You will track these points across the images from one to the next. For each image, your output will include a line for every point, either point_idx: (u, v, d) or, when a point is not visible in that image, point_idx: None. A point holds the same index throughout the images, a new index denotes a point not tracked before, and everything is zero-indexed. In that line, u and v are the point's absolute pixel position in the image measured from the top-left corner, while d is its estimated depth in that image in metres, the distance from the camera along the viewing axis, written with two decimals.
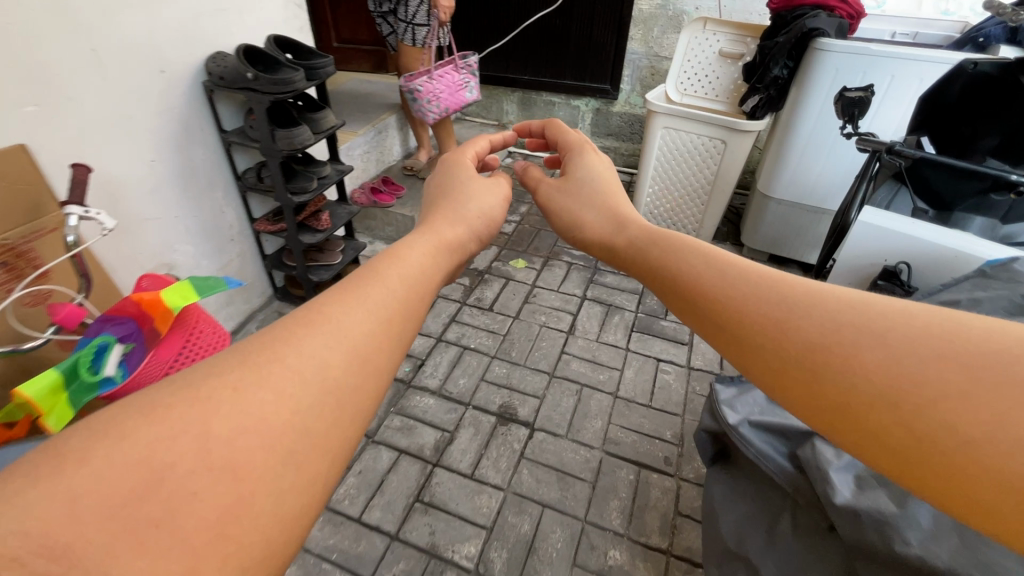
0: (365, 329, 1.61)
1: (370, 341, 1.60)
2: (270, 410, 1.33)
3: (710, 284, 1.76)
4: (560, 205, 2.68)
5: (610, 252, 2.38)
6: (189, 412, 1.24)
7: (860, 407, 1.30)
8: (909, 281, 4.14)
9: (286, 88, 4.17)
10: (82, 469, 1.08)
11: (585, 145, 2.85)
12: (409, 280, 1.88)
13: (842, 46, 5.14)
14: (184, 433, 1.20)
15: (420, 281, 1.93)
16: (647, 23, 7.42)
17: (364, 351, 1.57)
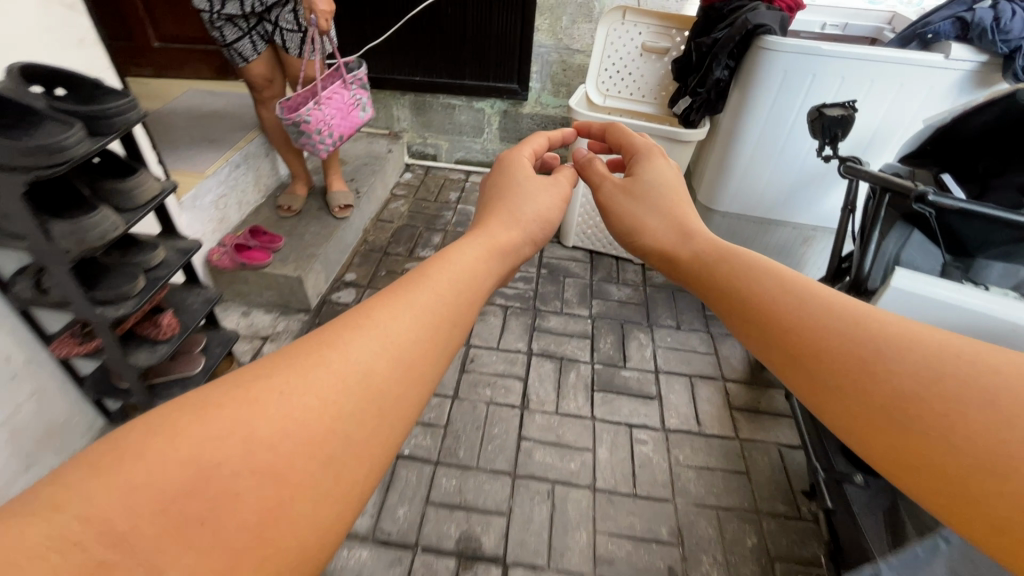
0: (410, 331, 1.78)
1: (421, 340, 1.79)
2: (329, 395, 1.51)
3: (796, 321, 1.85)
4: (622, 209, 2.77)
5: (670, 261, 2.50)
6: (235, 412, 1.36)
7: (925, 448, 1.44)
8: None
9: (57, 159, 2.86)
10: (196, 426, 1.30)
11: (652, 150, 2.99)
12: (459, 280, 2.09)
13: (791, 46, 4.68)
14: (230, 433, 1.31)
15: (466, 282, 2.11)
16: (554, 10, 7.23)
17: (407, 359, 1.72)
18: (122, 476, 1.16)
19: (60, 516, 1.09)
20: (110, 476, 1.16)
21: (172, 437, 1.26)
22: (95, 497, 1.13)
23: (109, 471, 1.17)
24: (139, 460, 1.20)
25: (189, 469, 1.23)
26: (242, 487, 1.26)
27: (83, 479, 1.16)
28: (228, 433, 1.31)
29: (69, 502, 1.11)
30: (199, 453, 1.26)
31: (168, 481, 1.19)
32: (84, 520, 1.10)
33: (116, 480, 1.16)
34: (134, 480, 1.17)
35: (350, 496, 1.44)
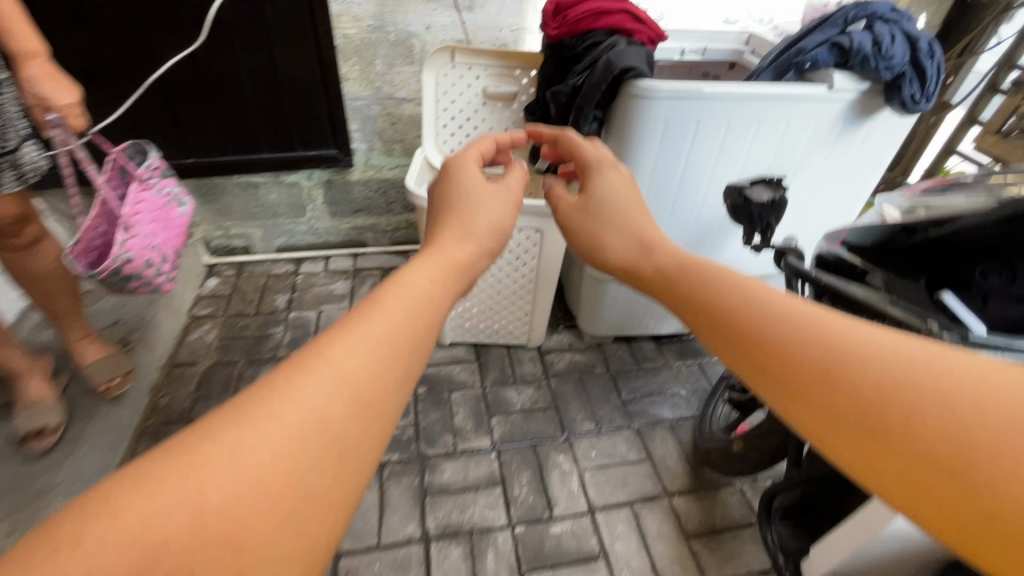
0: (430, 293, 1.53)
1: (432, 298, 1.52)
2: (367, 364, 1.26)
3: (759, 309, 1.29)
4: (576, 228, 2.02)
5: (636, 283, 1.75)
6: (179, 482, 0.95)
7: (861, 404, 1.03)
8: None
9: None
10: (210, 450, 1.01)
11: (607, 161, 2.13)
12: (450, 271, 1.66)
13: (668, 89, 2.91)
14: (177, 507, 0.92)
15: (456, 274, 1.69)
16: (358, 54, 4.18)
17: (417, 320, 1.43)
18: (179, 481, 0.96)
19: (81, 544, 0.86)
20: (145, 502, 0.92)
21: (190, 456, 1.00)
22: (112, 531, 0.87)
23: (136, 502, 0.91)
24: (171, 479, 0.96)
25: (228, 471, 0.99)
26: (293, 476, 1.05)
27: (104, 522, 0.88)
28: (239, 446, 1.03)
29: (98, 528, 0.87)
30: (231, 461, 1.01)
31: (203, 493, 0.96)
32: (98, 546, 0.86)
33: (152, 504, 0.92)
34: (175, 491, 0.94)
35: (330, 521, 1.09)
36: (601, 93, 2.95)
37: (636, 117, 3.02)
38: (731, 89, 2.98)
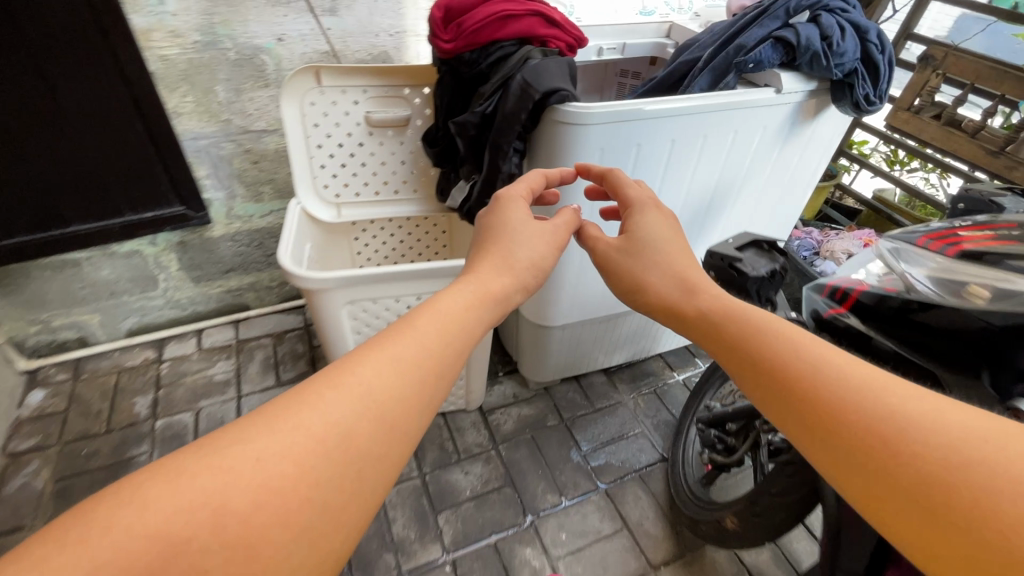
0: (467, 302, 1.32)
1: (473, 314, 1.32)
2: (396, 387, 1.09)
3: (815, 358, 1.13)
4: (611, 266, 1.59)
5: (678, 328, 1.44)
6: (187, 481, 0.84)
7: (916, 482, 0.89)
8: None
9: None
10: (231, 467, 0.87)
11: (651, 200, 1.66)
12: (497, 277, 1.43)
13: (602, 110, 1.92)
14: (190, 507, 0.82)
15: (502, 302, 1.40)
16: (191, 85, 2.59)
17: (450, 339, 1.24)
18: (199, 498, 0.83)
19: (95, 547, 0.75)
20: (157, 517, 0.79)
21: (207, 466, 0.87)
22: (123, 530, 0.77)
23: (152, 513, 0.80)
24: (188, 496, 0.83)
25: (250, 495, 0.86)
26: (311, 524, 0.90)
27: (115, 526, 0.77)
28: (253, 475, 0.87)
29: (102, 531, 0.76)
30: (259, 480, 0.87)
31: (214, 522, 0.82)
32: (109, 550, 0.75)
33: (163, 521, 0.80)
34: (189, 510, 0.82)
35: (347, 519, 0.96)
36: (523, 113, 1.94)
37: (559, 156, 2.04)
38: (679, 103, 2.02)
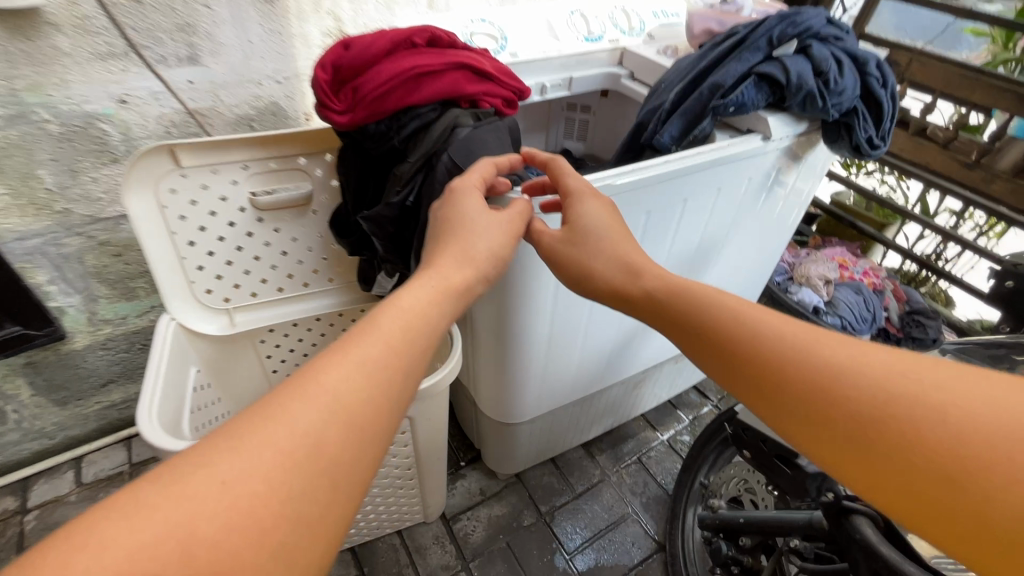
0: (681, 232, 0.73)
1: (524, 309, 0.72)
2: (368, 383, 0.39)
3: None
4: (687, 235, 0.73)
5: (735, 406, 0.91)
6: (267, 449, 0.33)
7: None
8: (694, 454, 0.99)
9: None
10: (283, 432, 0.34)
11: None
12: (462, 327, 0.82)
13: None
14: (284, 464, 0.33)
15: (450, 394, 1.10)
16: None
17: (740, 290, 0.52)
18: (280, 486, 0.32)
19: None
20: (198, 534, 0.29)
21: (268, 425, 0.34)
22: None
23: (170, 523, 0.29)
24: (257, 481, 0.32)
25: (312, 501, 0.33)
26: (313, 534, 0.33)
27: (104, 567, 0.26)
28: (319, 438, 0.35)
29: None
30: (285, 488, 0.32)
31: (267, 546, 0.31)
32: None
33: (209, 543, 0.29)
34: (254, 521, 0.31)
35: None
36: None
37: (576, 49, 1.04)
38: None
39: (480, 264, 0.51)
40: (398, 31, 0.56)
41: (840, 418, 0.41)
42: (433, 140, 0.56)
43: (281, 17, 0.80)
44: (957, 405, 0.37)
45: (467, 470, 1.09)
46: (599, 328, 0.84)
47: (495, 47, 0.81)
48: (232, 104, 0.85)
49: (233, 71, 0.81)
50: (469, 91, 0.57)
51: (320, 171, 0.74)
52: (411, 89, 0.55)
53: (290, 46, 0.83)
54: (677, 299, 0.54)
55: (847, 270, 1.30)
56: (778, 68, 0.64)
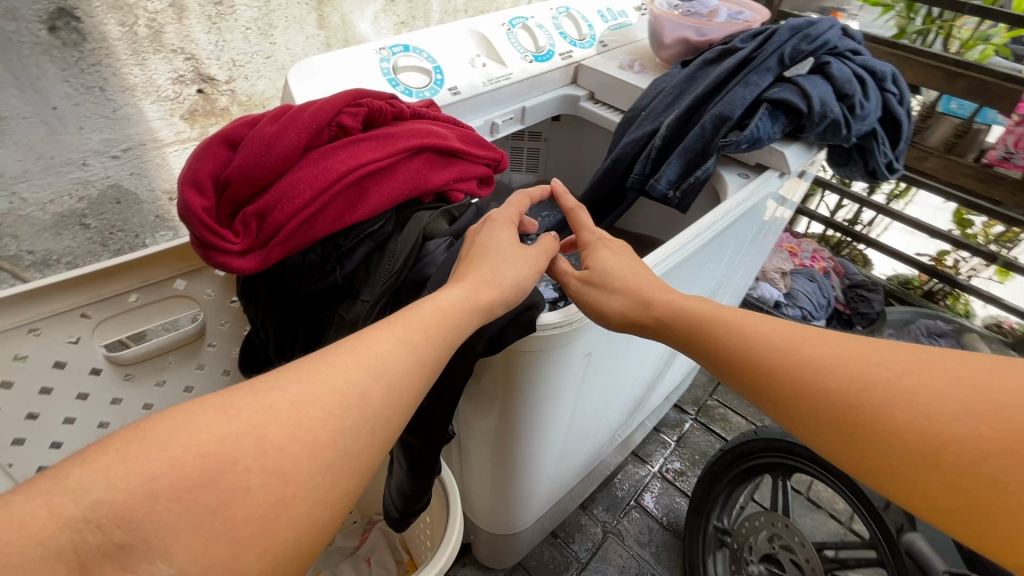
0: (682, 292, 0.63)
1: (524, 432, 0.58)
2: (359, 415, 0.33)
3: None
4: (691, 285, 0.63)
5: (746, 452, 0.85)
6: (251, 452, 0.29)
7: None
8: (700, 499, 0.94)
9: None
10: (353, 369, 0.34)
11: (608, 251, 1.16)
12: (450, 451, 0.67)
13: None
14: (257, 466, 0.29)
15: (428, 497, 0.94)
16: None
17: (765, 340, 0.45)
18: (343, 418, 0.32)
19: (86, 508, 0.25)
20: (270, 437, 0.30)
21: (344, 356, 0.34)
22: (141, 485, 0.26)
23: (250, 425, 0.29)
24: (322, 408, 0.32)
25: (368, 438, 0.33)
26: (317, 524, 0.31)
27: (197, 445, 0.28)
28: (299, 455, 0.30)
29: (158, 458, 0.27)
30: (346, 421, 0.32)
31: (313, 469, 0.30)
32: (127, 507, 0.26)
33: (275, 451, 0.29)
34: (310, 447, 0.30)
35: None
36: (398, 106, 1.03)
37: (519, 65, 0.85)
38: None
39: (505, 290, 0.42)
40: (317, 112, 0.42)
41: (814, 413, 0.39)
42: (397, 264, 0.44)
43: (96, 65, 0.64)
44: (925, 394, 0.35)
45: (457, 570, 0.96)
46: (604, 408, 0.73)
47: (429, 85, 0.61)
48: (44, 199, 0.68)
49: (32, 153, 0.65)
50: (428, 182, 0.46)
51: (210, 291, 0.58)
52: (350, 201, 0.43)
53: (117, 98, 0.68)
54: (663, 313, 0.47)
55: (797, 257, 1.39)
56: (795, 95, 0.55)
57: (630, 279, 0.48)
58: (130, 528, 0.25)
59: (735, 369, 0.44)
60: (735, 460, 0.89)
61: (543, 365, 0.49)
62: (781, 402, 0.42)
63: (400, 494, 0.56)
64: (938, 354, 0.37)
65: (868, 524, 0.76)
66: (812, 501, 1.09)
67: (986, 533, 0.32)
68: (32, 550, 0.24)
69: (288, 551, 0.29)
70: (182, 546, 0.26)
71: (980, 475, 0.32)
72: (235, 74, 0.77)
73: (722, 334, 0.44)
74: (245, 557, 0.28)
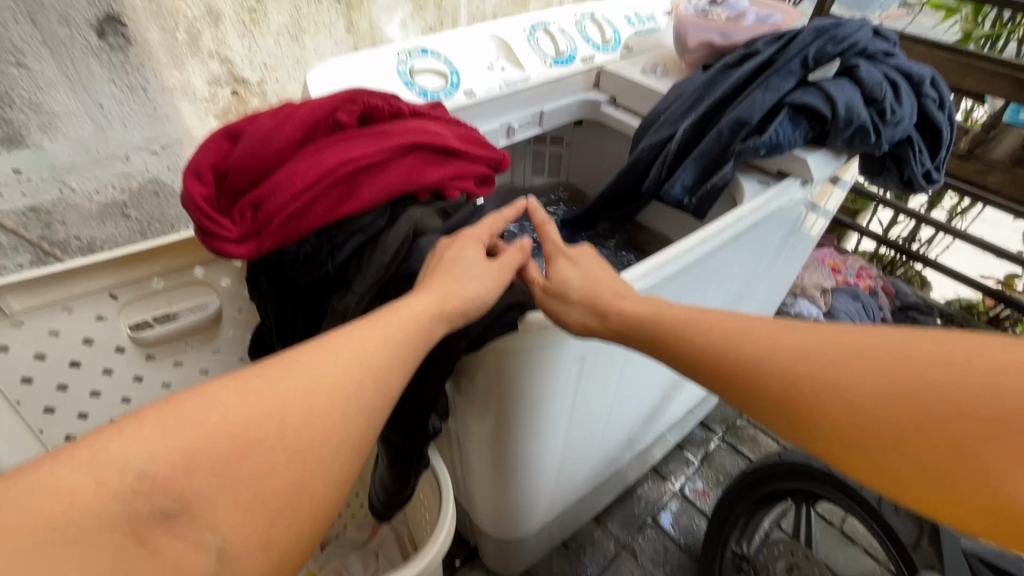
0: (686, 297, 0.63)
1: (524, 439, 0.59)
2: (348, 396, 0.34)
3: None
4: (694, 295, 0.64)
5: (769, 473, 0.83)
6: (244, 417, 0.31)
7: None
8: (718, 519, 0.91)
9: None
10: (347, 358, 0.35)
11: None
12: (456, 445, 0.69)
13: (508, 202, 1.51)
14: (249, 434, 0.30)
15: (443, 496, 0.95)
16: None
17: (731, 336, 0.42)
18: (346, 408, 0.34)
19: (133, 479, 0.27)
20: (288, 421, 0.32)
21: (341, 347, 0.36)
22: (180, 456, 0.28)
23: (268, 408, 0.32)
24: (326, 395, 0.33)
25: (366, 425, 0.35)
26: (319, 511, 0.32)
27: (225, 425, 0.30)
28: (292, 434, 0.32)
29: (191, 436, 0.29)
30: (349, 409, 0.34)
31: (326, 450, 0.33)
32: (171, 476, 0.28)
33: (292, 434, 0.32)
34: (319, 436, 0.32)
35: None
36: None
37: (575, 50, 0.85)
38: None
39: (468, 304, 0.43)
40: (313, 109, 0.49)
41: (753, 397, 0.41)
42: (386, 258, 0.48)
43: (139, 67, 0.71)
44: (846, 376, 0.37)
45: (464, 573, 0.96)
46: (609, 418, 0.73)
47: (445, 88, 0.71)
48: (91, 190, 0.75)
49: (83, 149, 0.72)
50: (421, 177, 0.51)
51: (225, 279, 0.65)
52: (343, 192, 0.49)
53: (157, 98, 0.75)
54: (620, 313, 0.46)
55: (840, 274, 1.32)
56: (820, 98, 0.59)
57: (587, 287, 0.47)
58: (177, 496, 0.28)
59: (682, 372, 0.44)
60: (759, 483, 0.85)
61: (529, 368, 0.51)
62: (724, 397, 0.43)
63: (384, 487, 0.61)
64: (849, 338, 0.39)
65: (893, 560, 0.72)
66: (846, 535, 1.03)
67: (916, 499, 0.36)
68: (89, 518, 0.26)
69: (312, 522, 0.32)
70: (223, 514, 0.29)
71: (892, 454, 0.35)
72: (267, 76, 0.83)
73: (665, 337, 0.44)
74: (274, 529, 0.30)
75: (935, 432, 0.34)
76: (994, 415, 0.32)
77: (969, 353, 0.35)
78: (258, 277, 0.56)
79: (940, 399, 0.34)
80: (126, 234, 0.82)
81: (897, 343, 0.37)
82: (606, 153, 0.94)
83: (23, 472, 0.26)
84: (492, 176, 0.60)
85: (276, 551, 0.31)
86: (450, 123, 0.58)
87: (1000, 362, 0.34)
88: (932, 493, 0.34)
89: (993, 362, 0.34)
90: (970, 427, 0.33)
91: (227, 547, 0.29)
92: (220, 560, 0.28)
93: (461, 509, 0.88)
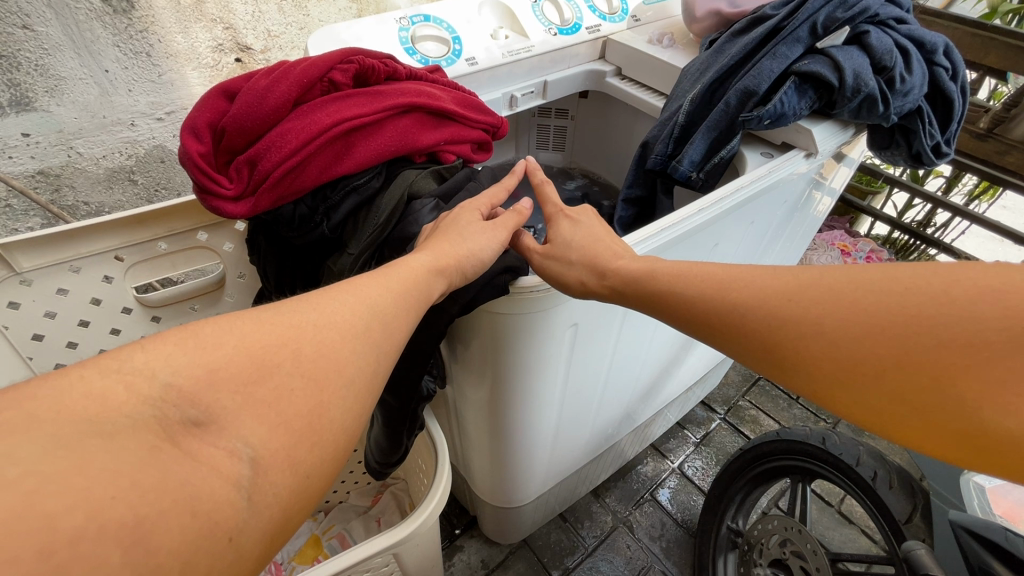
0: (688, 260, 0.62)
1: (520, 406, 0.59)
2: (363, 333, 0.34)
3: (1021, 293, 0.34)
4: (694, 258, 0.63)
5: (768, 448, 0.85)
6: (264, 344, 0.31)
7: None
8: (720, 491, 0.92)
9: None
10: (358, 302, 0.35)
11: None
12: (454, 407, 0.71)
13: None
14: (269, 357, 0.30)
15: None
16: None
17: (740, 287, 0.42)
18: (358, 343, 0.34)
19: (160, 389, 0.27)
20: (304, 350, 0.31)
21: (349, 292, 0.36)
22: (204, 371, 0.28)
23: (284, 336, 0.31)
24: (339, 332, 0.33)
25: (379, 359, 0.35)
26: (345, 441, 0.32)
27: (244, 347, 0.30)
28: (315, 360, 0.31)
29: (213, 355, 0.29)
30: (362, 346, 0.34)
31: (343, 381, 0.32)
32: (196, 389, 0.28)
33: (309, 362, 0.31)
34: (337, 365, 0.32)
35: None
36: None
37: (587, 12, 0.83)
38: None
39: (471, 257, 0.43)
40: (308, 66, 0.49)
41: (755, 353, 0.41)
42: (381, 218, 0.51)
43: (143, 31, 0.79)
44: (831, 320, 0.38)
45: (464, 540, 0.98)
46: (607, 390, 0.74)
47: (449, 56, 0.71)
48: (98, 155, 0.86)
49: (87, 112, 0.81)
50: (415, 139, 0.53)
51: (229, 244, 0.67)
52: (338, 152, 0.50)
53: (161, 63, 0.84)
54: (624, 272, 0.46)
55: (850, 256, 1.32)
56: (828, 66, 0.58)
57: (587, 247, 0.48)
58: (204, 408, 0.27)
59: (679, 325, 0.45)
60: (756, 459, 0.87)
61: (525, 331, 0.51)
62: (716, 345, 0.44)
63: (378, 448, 0.63)
64: (833, 281, 0.39)
65: (886, 538, 0.72)
66: (844, 516, 1.04)
67: (908, 438, 0.36)
68: (121, 419, 0.25)
69: (337, 447, 0.31)
70: (252, 427, 0.28)
71: (889, 394, 0.36)
72: (269, 44, 0.92)
73: (657, 290, 0.45)
74: (301, 448, 0.29)
75: (918, 369, 0.34)
76: (973, 345, 0.33)
77: (947, 286, 0.35)
78: (257, 238, 0.60)
79: (920, 334, 0.34)
80: (132, 200, 0.95)
81: (875, 281, 0.37)
82: (612, 127, 0.95)
83: (52, 376, 0.26)
84: (489, 141, 0.63)
85: (304, 470, 0.29)
86: (446, 86, 0.60)
87: (977, 292, 0.34)
88: (924, 429, 0.35)
89: (971, 293, 0.34)
90: (951, 359, 0.33)
91: (260, 457, 0.28)
92: (255, 470, 0.27)
93: (461, 478, 0.90)
